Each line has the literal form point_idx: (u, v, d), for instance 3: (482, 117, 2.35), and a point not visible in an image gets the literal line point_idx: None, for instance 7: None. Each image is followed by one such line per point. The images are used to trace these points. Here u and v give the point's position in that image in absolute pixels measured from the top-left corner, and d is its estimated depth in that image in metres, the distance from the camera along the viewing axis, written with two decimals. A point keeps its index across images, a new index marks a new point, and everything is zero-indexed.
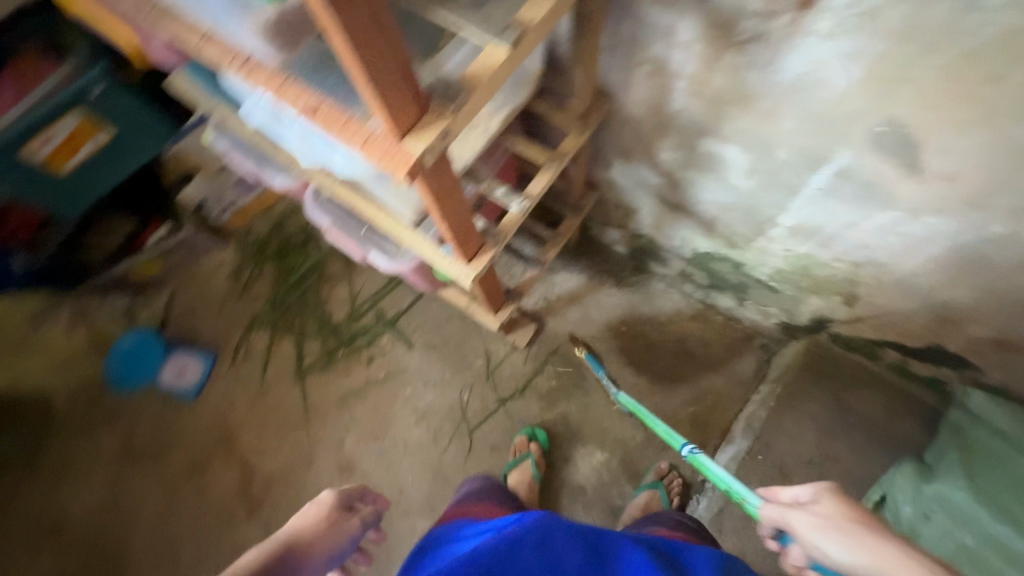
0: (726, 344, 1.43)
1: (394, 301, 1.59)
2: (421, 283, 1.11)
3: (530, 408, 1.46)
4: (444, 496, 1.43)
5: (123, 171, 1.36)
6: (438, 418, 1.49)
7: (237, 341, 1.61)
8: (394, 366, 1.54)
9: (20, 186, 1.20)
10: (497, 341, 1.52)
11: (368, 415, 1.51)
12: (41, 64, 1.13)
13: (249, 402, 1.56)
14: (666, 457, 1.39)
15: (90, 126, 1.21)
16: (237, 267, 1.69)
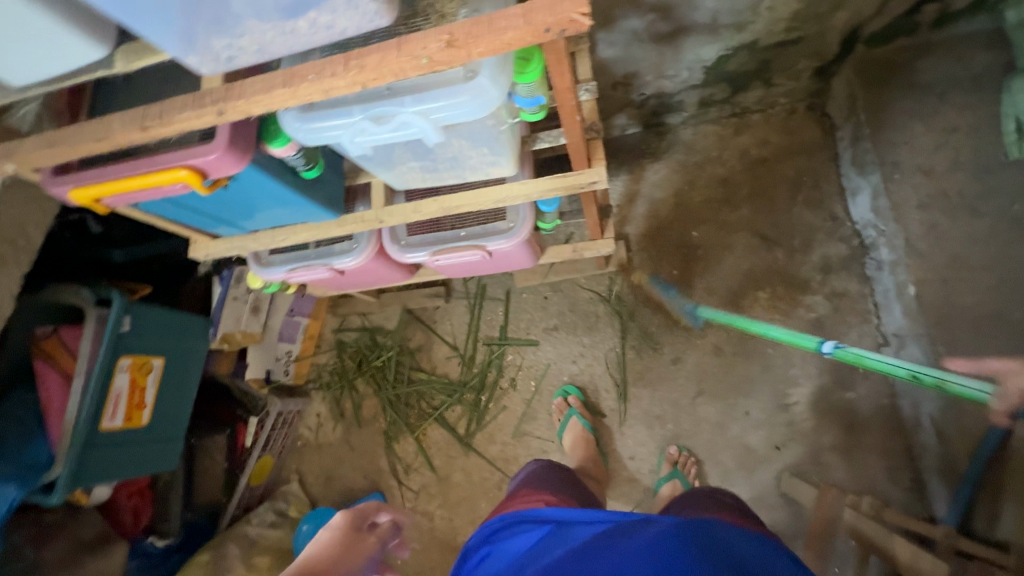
0: (780, 129, 1.42)
1: (490, 320, 1.53)
2: (527, 257, 1.05)
3: (676, 306, 1.40)
4: (673, 432, 1.34)
5: (192, 390, 1.26)
6: (610, 379, 1.41)
7: (389, 464, 1.52)
8: (536, 369, 1.47)
9: (121, 465, 1.11)
10: (601, 280, 1.47)
11: (550, 425, 1.43)
12: (62, 340, 1.05)
13: (443, 503, 1.46)
14: (816, 251, 1.35)
15: (140, 364, 1.13)
16: (335, 406, 1.60)
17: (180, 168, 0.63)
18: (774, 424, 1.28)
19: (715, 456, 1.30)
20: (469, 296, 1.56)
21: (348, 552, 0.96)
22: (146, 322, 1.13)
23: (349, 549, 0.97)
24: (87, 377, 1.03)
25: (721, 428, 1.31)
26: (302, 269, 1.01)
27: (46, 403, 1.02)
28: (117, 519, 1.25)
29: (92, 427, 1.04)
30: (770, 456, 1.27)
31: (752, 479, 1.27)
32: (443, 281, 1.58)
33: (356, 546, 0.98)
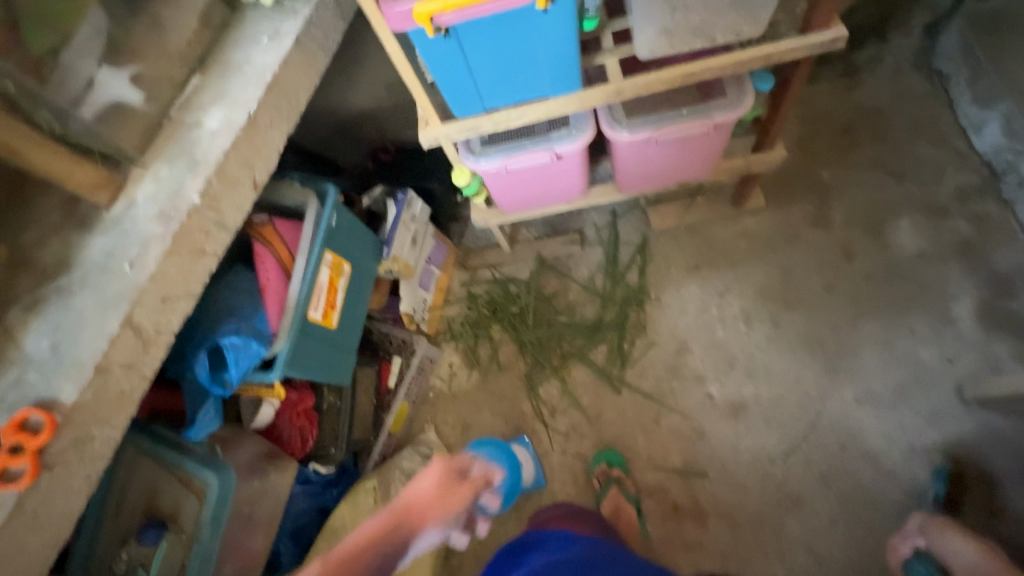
0: (892, 81, 1.55)
1: (628, 263, 1.56)
2: (715, 152, 1.13)
3: (818, 237, 1.45)
4: (834, 354, 1.34)
5: (362, 309, 1.25)
6: (760, 308, 1.43)
7: (533, 408, 1.48)
8: (680, 306, 1.49)
9: (312, 367, 1.07)
10: (738, 219, 1.53)
11: (704, 357, 1.42)
12: (278, 229, 1.06)
13: (594, 443, 1.41)
14: (948, 181, 1.43)
15: (336, 265, 1.12)
16: (468, 354, 1.58)
17: None
18: (941, 338, 1.30)
19: (883, 373, 1.30)
20: (603, 242, 1.60)
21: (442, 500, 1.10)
22: (345, 223, 1.14)
23: (444, 496, 1.11)
24: (304, 263, 1.03)
25: (886, 345, 1.32)
26: (519, 155, 1.06)
27: (262, 284, 1.00)
28: (284, 440, 1.19)
29: (305, 313, 1.02)
30: (941, 369, 1.28)
31: (927, 392, 1.27)
32: (576, 229, 1.63)
33: (450, 492, 1.13)
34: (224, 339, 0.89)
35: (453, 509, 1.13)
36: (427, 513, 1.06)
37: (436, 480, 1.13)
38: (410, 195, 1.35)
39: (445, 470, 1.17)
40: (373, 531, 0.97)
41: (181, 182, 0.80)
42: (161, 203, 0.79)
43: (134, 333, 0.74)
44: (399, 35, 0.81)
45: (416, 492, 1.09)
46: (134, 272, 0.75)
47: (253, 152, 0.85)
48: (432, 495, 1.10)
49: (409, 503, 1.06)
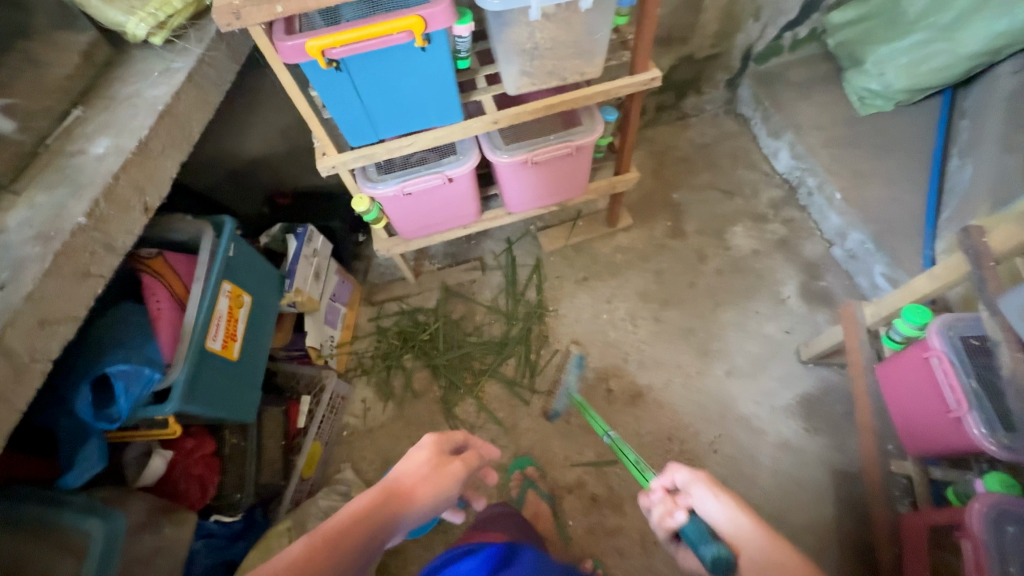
0: (711, 123, 1.95)
1: (526, 282, 1.71)
2: (582, 174, 1.34)
3: (678, 245, 1.73)
4: (704, 338, 1.58)
5: (265, 343, 1.22)
6: (642, 308, 1.64)
7: (452, 428, 1.51)
8: (576, 315, 1.65)
9: (212, 401, 1.02)
10: (613, 236, 1.77)
11: (601, 356, 1.57)
12: (169, 261, 1.03)
13: (515, 452, 1.47)
14: (763, 195, 1.81)
15: (235, 295, 1.11)
16: (381, 386, 1.58)
17: (416, 13, 0.87)
18: (779, 315, 1.60)
19: (742, 349, 1.55)
20: (502, 266, 1.74)
21: (440, 476, 0.75)
22: (242, 255, 1.15)
23: (442, 471, 0.75)
24: (200, 292, 1.01)
25: (741, 326, 1.58)
26: (414, 181, 1.17)
27: (154, 315, 0.96)
28: (179, 495, 1.08)
29: (202, 343, 0.99)
30: (783, 339, 1.56)
31: (776, 360, 1.53)
32: (476, 257, 1.76)
33: (448, 468, 0.76)
34: (112, 368, 0.85)
35: (455, 490, 0.76)
36: (419, 494, 0.72)
37: (430, 451, 0.78)
38: (309, 231, 1.38)
39: (441, 442, 0.80)
40: (353, 512, 0.66)
41: (63, 205, 0.78)
42: (38, 226, 0.76)
43: (5, 360, 0.68)
44: (293, 66, 0.90)
45: (405, 464, 0.75)
46: (6, 295, 0.70)
47: (145, 177, 0.87)
48: (425, 471, 0.75)
49: (395, 478, 0.73)
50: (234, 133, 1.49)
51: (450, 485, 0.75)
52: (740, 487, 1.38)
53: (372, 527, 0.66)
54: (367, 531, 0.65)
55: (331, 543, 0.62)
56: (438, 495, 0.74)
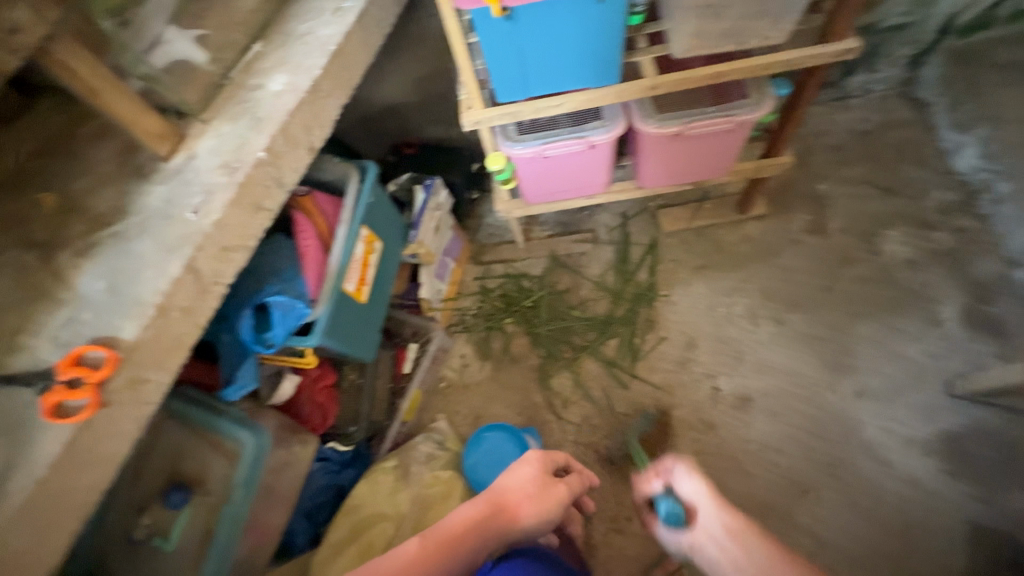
0: (879, 107, 1.69)
1: (639, 264, 1.62)
2: (733, 153, 1.21)
3: (817, 243, 1.55)
4: (833, 350, 1.42)
5: (387, 289, 1.26)
6: (765, 306, 1.50)
7: (546, 399, 1.50)
8: (689, 304, 1.55)
9: (343, 339, 1.07)
10: (742, 225, 1.62)
11: (712, 352, 1.47)
12: (316, 200, 1.07)
13: (607, 434, 1.44)
14: (932, 197, 1.56)
15: (369, 241, 1.13)
16: (480, 346, 1.59)
17: None
18: (930, 338, 1.40)
19: (878, 369, 1.38)
20: (615, 242, 1.66)
21: (544, 498, 0.85)
22: (377, 202, 1.17)
23: (546, 493, 0.85)
24: (343, 234, 1.04)
25: (881, 344, 1.41)
26: (555, 144, 1.12)
27: (301, 250, 1.00)
28: (303, 418, 1.17)
29: (341, 285, 1.03)
30: (932, 366, 1.37)
31: (920, 389, 1.35)
32: (588, 229, 1.69)
33: (551, 492, 0.86)
34: (271, 298, 0.91)
35: (557, 513, 0.85)
36: (523, 512, 0.83)
37: (537, 470, 0.87)
38: (435, 184, 1.38)
39: (546, 462, 0.89)
40: (466, 521, 0.80)
41: (244, 137, 0.82)
42: (224, 155, 0.81)
43: (193, 278, 0.74)
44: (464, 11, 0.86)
45: (514, 481, 0.85)
46: (198, 220, 0.75)
47: (313, 117, 0.88)
48: (530, 490, 0.85)
49: (503, 494, 0.84)
50: (372, 78, 1.50)
51: (551, 509, 0.84)
52: (852, 518, 1.27)
53: (481, 537, 0.79)
54: (476, 540, 0.79)
55: (441, 547, 0.76)
56: (542, 515, 0.84)
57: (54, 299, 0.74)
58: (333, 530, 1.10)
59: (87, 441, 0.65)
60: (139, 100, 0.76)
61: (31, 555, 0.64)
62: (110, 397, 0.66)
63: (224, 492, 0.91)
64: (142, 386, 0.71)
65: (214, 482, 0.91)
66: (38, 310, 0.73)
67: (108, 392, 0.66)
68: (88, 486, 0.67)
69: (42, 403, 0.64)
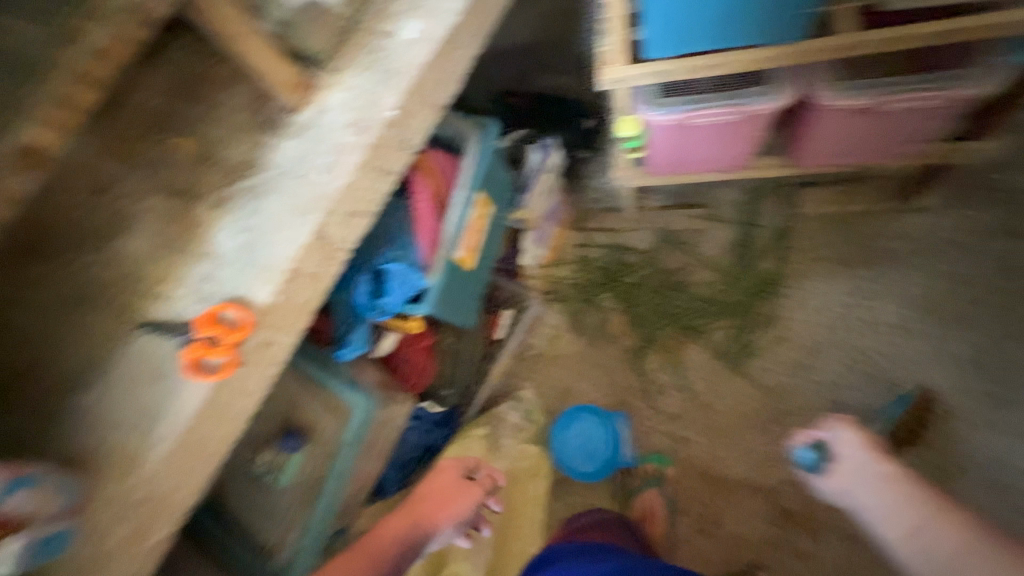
0: None
1: (762, 248, 1.42)
2: (926, 134, 0.98)
3: (998, 250, 1.28)
4: None
5: (492, 255, 1.20)
6: (914, 317, 1.29)
7: (639, 383, 1.42)
8: (818, 302, 1.36)
9: (448, 307, 1.05)
10: (901, 216, 1.36)
11: (839, 361, 1.30)
12: (433, 158, 1.01)
13: (702, 430, 1.35)
14: None
15: (482, 205, 1.07)
16: (574, 319, 1.51)
17: None
18: None
19: None
20: (737, 221, 1.47)
21: (449, 501, 1.01)
22: (494, 162, 1.09)
23: (452, 496, 1.02)
24: (459, 199, 0.98)
25: None
26: (702, 111, 0.96)
27: (416, 213, 0.96)
28: (400, 376, 1.17)
29: (453, 253, 0.98)
30: None
31: None
32: (708, 204, 1.50)
33: (461, 492, 1.03)
34: (387, 266, 0.89)
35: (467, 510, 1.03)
36: (438, 514, 0.99)
37: (450, 477, 1.04)
38: (549, 144, 1.27)
39: (457, 471, 1.06)
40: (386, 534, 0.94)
41: (376, 92, 0.76)
42: (354, 112, 0.75)
43: (321, 244, 0.72)
44: None
45: (429, 487, 1.02)
46: (328, 181, 0.72)
47: (445, 72, 0.80)
48: (441, 495, 1.02)
49: (421, 497, 1.00)
50: None
51: (463, 504, 1.02)
52: None
53: (398, 544, 0.93)
54: (398, 548, 0.93)
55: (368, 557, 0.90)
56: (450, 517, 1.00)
57: (194, 250, 0.75)
58: (423, 489, 1.14)
59: (223, 397, 0.67)
60: (275, 47, 0.72)
61: (176, 492, 0.69)
62: (244, 358, 0.67)
63: (333, 446, 0.94)
64: (271, 348, 0.71)
65: (324, 433, 0.95)
66: (180, 260, 0.75)
67: (242, 353, 0.67)
68: (223, 437, 0.70)
69: (185, 358, 0.66)
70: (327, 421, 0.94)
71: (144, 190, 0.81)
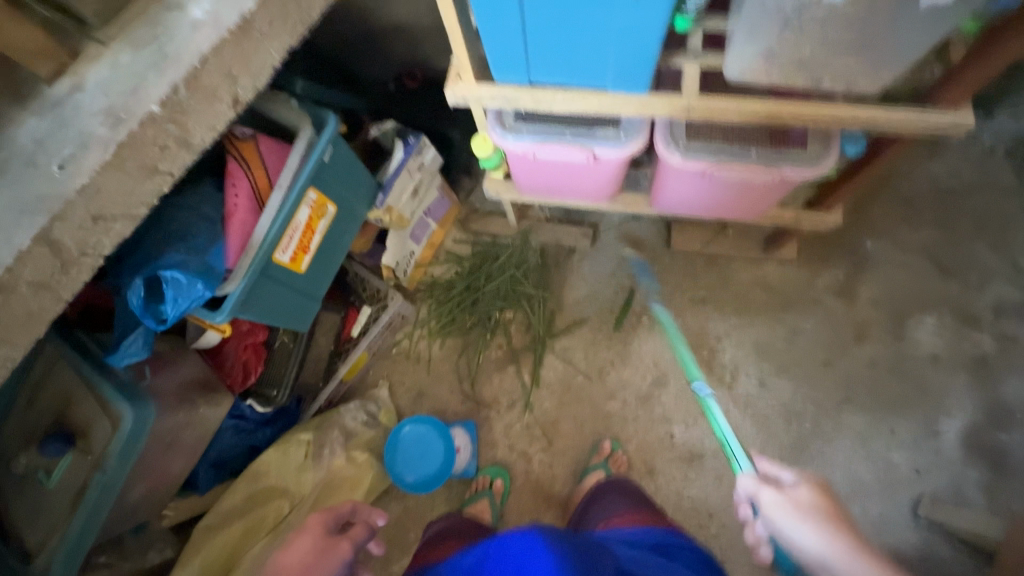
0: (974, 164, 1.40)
1: (628, 278, 1.44)
2: (769, 199, 1.00)
3: (838, 310, 1.36)
4: (809, 433, 1.31)
5: (341, 255, 1.13)
6: (753, 364, 1.36)
7: (494, 395, 1.41)
8: (672, 338, 1.40)
9: (270, 310, 0.97)
10: (762, 264, 1.41)
11: (679, 396, 1.36)
12: (259, 148, 0.91)
13: (544, 448, 1.37)
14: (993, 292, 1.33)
15: (319, 205, 0.98)
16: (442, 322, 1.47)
17: None
18: (919, 448, 1.28)
19: (848, 465, 1.28)
20: (616, 246, 1.47)
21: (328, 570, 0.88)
22: (340, 160, 1.00)
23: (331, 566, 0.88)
24: (280, 199, 0.90)
25: (862, 440, 1.29)
26: (551, 145, 0.91)
27: (228, 209, 0.87)
28: (224, 368, 1.11)
29: (269, 257, 0.91)
30: (907, 480, 1.26)
31: (886, 497, 1.26)
32: (591, 223, 1.48)
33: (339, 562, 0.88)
34: (167, 272, 0.80)
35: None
36: None
37: (313, 536, 0.78)
38: (418, 141, 1.19)
39: (327, 522, 0.82)
40: None
41: (144, 77, 0.65)
42: (113, 98, 0.64)
43: (51, 251, 0.63)
44: None
45: None
46: (64, 180, 0.62)
47: (239, 63, 0.69)
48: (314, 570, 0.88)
49: None
50: None
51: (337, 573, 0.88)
52: None
53: None
54: None
55: None
56: None
57: None
58: (231, 491, 1.10)
59: None
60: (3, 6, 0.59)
61: None
62: None
63: (104, 452, 0.86)
64: None
65: (97, 438, 0.87)
66: None
67: None
68: None
69: None
70: (102, 426, 0.87)
71: None
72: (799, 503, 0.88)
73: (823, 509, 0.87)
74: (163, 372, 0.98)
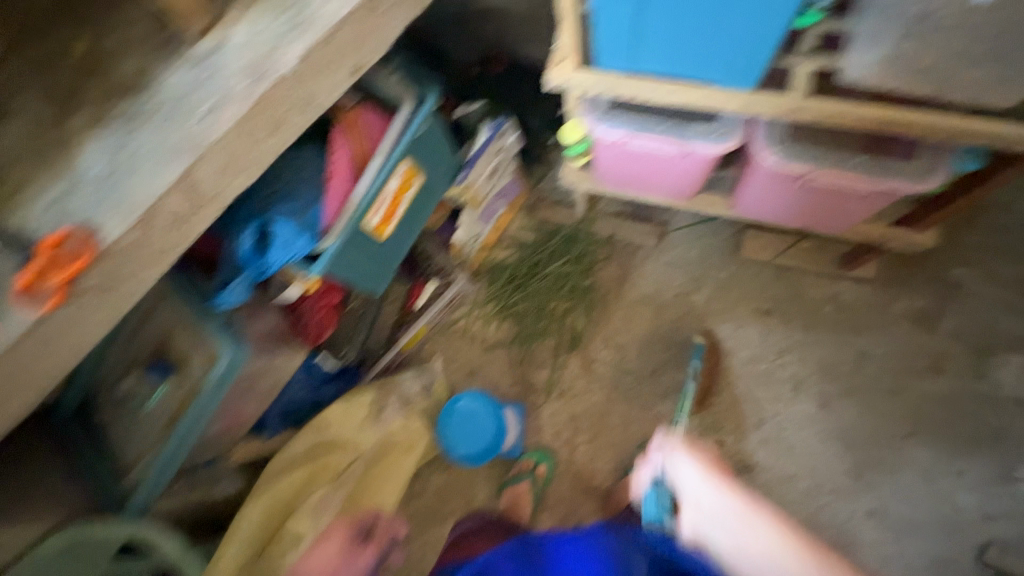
0: None
1: (693, 281, 1.42)
2: (861, 212, 0.97)
3: (916, 337, 1.30)
4: (869, 461, 1.26)
5: (420, 227, 1.17)
6: (815, 383, 1.31)
7: (545, 382, 1.43)
8: (732, 347, 1.37)
9: (354, 271, 1.03)
10: (836, 281, 1.36)
11: (733, 406, 1.33)
12: (362, 117, 0.96)
13: (590, 440, 1.38)
14: None
15: (409, 176, 1.03)
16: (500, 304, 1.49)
17: None
18: (988, 492, 1.21)
19: (908, 499, 1.23)
20: (684, 248, 1.45)
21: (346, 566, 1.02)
22: (432, 134, 1.04)
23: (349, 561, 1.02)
24: (378, 167, 0.95)
25: (926, 475, 1.23)
26: (642, 137, 0.92)
27: (330, 171, 0.93)
28: (300, 324, 1.13)
29: (362, 220, 0.96)
30: (970, 523, 1.21)
31: (945, 537, 1.21)
32: (661, 222, 1.47)
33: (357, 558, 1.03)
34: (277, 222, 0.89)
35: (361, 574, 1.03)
36: None
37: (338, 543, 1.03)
38: (502, 125, 1.21)
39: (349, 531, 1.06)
40: None
41: (281, 39, 0.70)
42: (252, 57, 0.70)
43: (187, 193, 0.69)
44: None
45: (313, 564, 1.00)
46: (205, 128, 0.68)
47: (363, 33, 0.74)
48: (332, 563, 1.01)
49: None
50: None
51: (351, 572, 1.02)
52: None
53: None
54: None
55: None
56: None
57: (60, 166, 0.70)
58: (295, 439, 1.17)
59: (52, 328, 0.66)
60: None
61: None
62: (77, 293, 0.66)
63: (197, 385, 0.94)
64: (115, 288, 0.69)
65: (192, 372, 0.95)
66: (42, 172, 0.71)
67: (76, 289, 0.65)
68: (53, 363, 0.70)
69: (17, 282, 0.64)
70: (196, 361, 0.94)
71: (16, 84, 0.74)
72: (724, 515, 0.85)
73: (762, 511, 0.84)
74: (250, 319, 1.04)
